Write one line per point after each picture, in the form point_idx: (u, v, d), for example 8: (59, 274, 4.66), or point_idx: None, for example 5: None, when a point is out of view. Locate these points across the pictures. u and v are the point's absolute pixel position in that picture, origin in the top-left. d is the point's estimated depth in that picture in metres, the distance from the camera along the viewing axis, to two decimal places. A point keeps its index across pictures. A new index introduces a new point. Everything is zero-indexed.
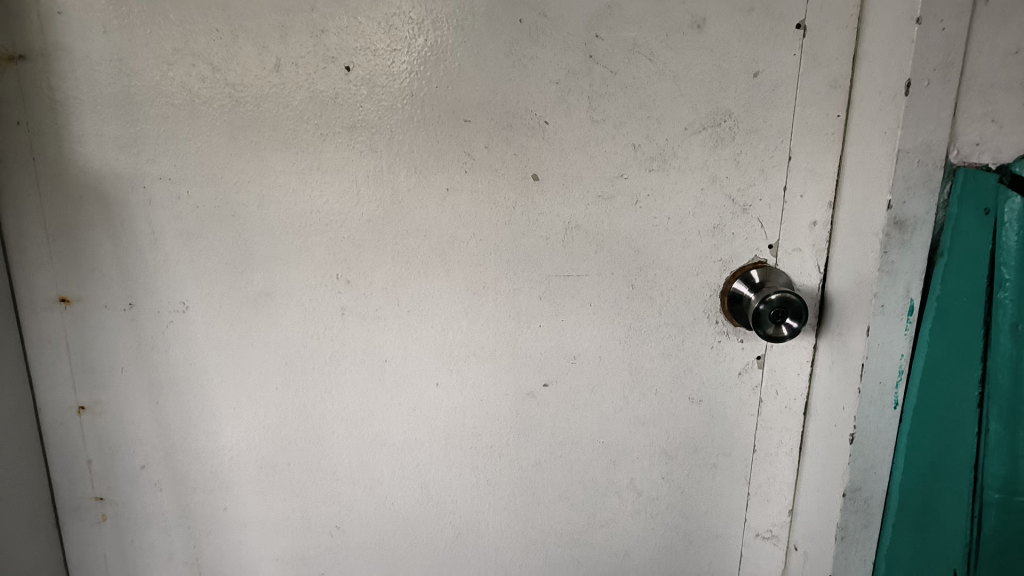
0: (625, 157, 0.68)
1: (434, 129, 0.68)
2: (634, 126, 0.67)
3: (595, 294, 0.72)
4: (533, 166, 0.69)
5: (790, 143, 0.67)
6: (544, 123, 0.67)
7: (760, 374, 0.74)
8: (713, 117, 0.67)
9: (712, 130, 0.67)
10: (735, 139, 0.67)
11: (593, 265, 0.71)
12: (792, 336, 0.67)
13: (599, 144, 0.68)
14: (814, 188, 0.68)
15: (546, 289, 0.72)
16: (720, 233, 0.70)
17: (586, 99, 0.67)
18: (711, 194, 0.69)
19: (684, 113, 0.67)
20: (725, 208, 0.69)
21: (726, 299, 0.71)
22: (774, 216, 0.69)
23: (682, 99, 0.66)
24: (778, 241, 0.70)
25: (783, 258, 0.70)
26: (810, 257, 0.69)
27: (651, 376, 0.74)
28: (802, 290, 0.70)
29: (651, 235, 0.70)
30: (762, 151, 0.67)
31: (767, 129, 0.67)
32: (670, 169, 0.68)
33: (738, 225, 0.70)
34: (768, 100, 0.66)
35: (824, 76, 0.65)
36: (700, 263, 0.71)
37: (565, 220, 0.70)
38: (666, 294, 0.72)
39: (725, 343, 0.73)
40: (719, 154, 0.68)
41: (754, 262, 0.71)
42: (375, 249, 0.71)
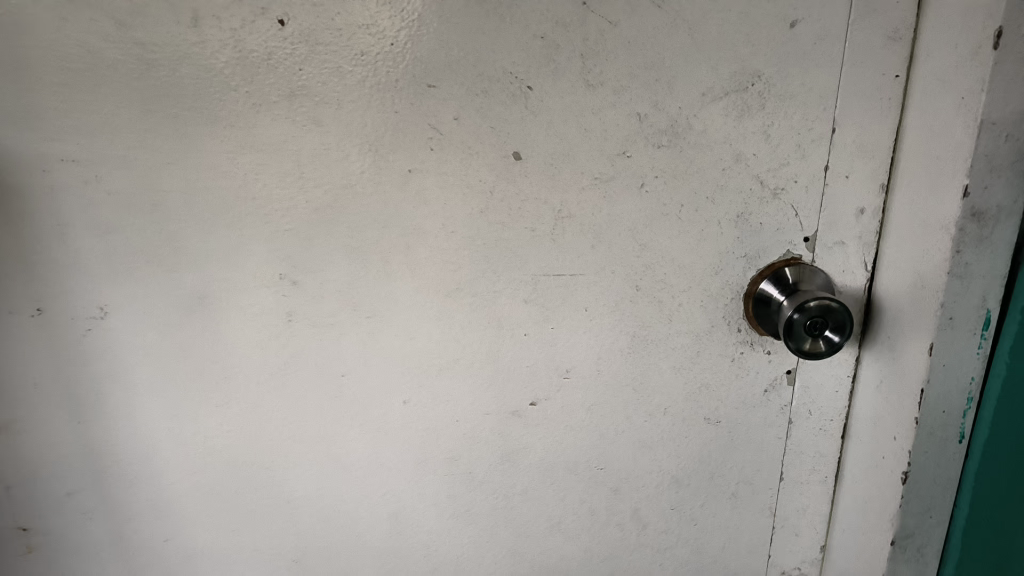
0: (629, 131, 0.55)
1: (391, 97, 0.55)
2: (638, 92, 0.54)
3: (592, 297, 0.60)
4: (515, 142, 0.56)
5: (834, 113, 0.54)
6: (527, 89, 0.54)
7: (791, 392, 0.62)
8: (738, 79, 0.53)
9: (737, 96, 0.54)
10: (764, 108, 0.54)
11: (589, 262, 0.59)
12: (830, 351, 0.55)
13: (595, 114, 0.55)
14: (863, 168, 0.55)
15: (534, 291, 0.60)
16: (744, 224, 0.57)
17: (579, 58, 0.53)
18: (734, 176, 0.56)
19: (701, 75, 0.54)
20: (751, 193, 0.56)
21: (751, 302, 0.59)
22: (812, 202, 0.57)
23: (699, 57, 0.53)
24: (816, 232, 0.57)
25: (823, 254, 0.58)
26: (855, 253, 0.57)
27: (659, 394, 0.62)
28: (844, 292, 0.58)
29: (660, 226, 0.57)
30: (799, 122, 0.54)
31: (805, 94, 0.53)
32: (684, 144, 0.55)
33: (768, 213, 0.57)
34: (808, 57, 0.53)
35: (881, 25, 0.51)
36: (719, 260, 0.58)
37: (555, 208, 0.57)
38: (678, 297, 0.59)
39: (749, 355, 0.61)
40: (745, 126, 0.54)
41: (786, 258, 0.58)
42: (325, 244, 0.59)
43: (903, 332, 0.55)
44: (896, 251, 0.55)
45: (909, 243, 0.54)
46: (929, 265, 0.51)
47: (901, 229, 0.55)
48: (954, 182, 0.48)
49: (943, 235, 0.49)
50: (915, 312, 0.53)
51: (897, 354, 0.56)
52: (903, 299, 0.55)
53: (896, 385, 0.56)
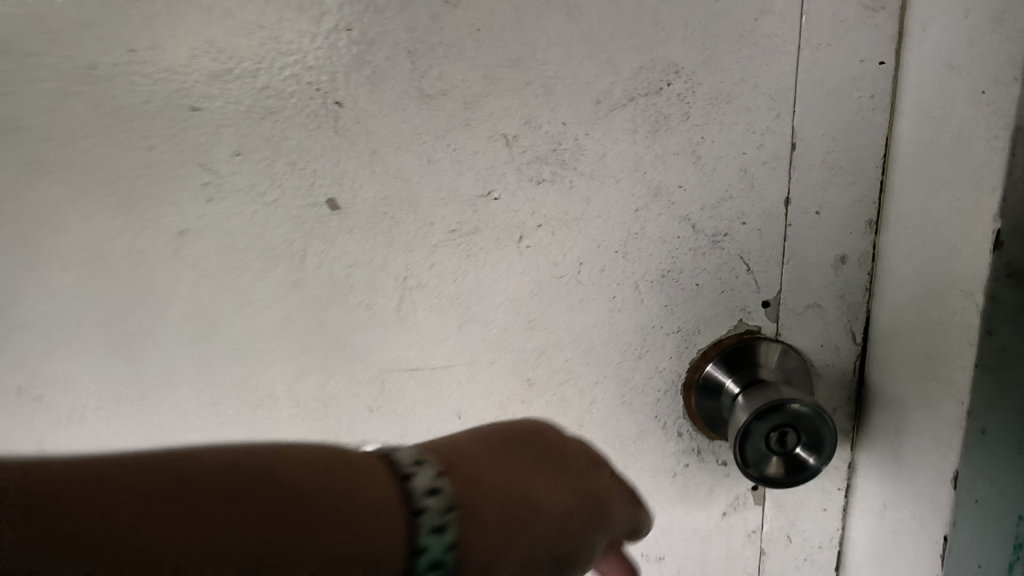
0: (493, 160, 0.37)
1: (144, 127, 0.37)
2: (502, 103, 0.36)
3: (464, 399, 0.41)
4: (328, 184, 0.37)
5: (792, 121, 0.37)
6: (336, 105, 0.36)
7: (760, 514, 0.44)
8: (647, 78, 0.36)
9: (647, 102, 0.36)
10: (688, 117, 0.36)
11: (457, 351, 0.41)
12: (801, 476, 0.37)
13: (441, 139, 0.37)
14: (840, 199, 0.38)
15: (381, 395, 0.42)
16: (674, 286, 0.39)
17: (407, 56, 0.35)
18: (652, 219, 0.38)
19: (592, 74, 0.36)
20: (680, 242, 0.39)
21: (695, 395, 0.41)
22: (769, 251, 0.39)
23: (587, 46, 0.35)
24: (778, 294, 0.40)
25: (789, 323, 0.40)
26: (836, 319, 0.40)
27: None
28: (826, 375, 0.41)
29: (552, 295, 0.39)
30: (741, 137, 0.37)
31: (747, 95, 0.36)
32: (574, 177, 0.37)
33: (706, 269, 0.39)
34: (746, 39, 0.35)
35: None
36: (642, 339, 0.40)
37: (397, 277, 0.39)
38: (588, 393, 0.41)
39: (696, 466, 0.43)
40: (663, 146, 0.37)
41: (739, 332, 0.40)
42: (79, 340, 0.41)
43: (909, 439, 0.37)
44: (894, 317, 0.38)
45: (912, 310, 0.36)
46: (943, 347, 0.34)
47: (898, 285, 0.37)
48: (977, 222, 0.31)
49: (962, 304, 0.32)
50: (925, 413, 0.36)
51: (904, 471, 0.38)
52: (908, 392, 0.37)
53: (904, 514, 0.38)
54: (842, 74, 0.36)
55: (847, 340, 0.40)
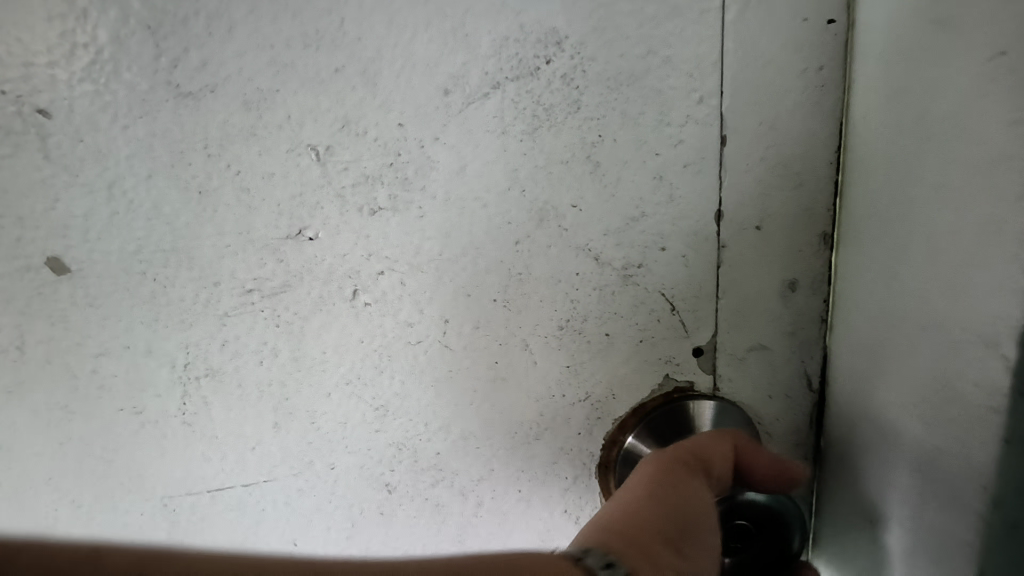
0: (300, 186, 0.25)
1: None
2: (303, 101, 0.24)
3: (300, 518, 0.30)
4: (44, 236, 0.24)
5: (720, 106, 0.26)
6: (39, 114, 0.23)
7: None
8: (516, 52, 0.25)
9: (519, 89, 0.25)
10: (578, 106, 0.26)
11: (279, 456, 0.28)
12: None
13: (216, 158, 0.24)
14: (785, 208, 0.28)
15: (178, 526, 0.29)
16: (577, 340, 0.29)
17: (144, 34, 0.23)
18: (539, 252, 0.27)
19: (436, 52, 0.24)
20: (579, 280, 0.28)
21: (615, 479, 0.30)
22: (697, 283, 0.29)
23: (424, 9, 0.24)
24: (713, 337, 0.30)
25: (728, 374, 0.30)
26: (787, 363, 0.30)
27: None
28: (778, 434, 0.31)
29: (408, 367, 0.28)
30: (651, 132, 0.26)
31: (657, 73, 0.26)
32: (425, 202, 0.26)
33: (618, 314, 0.29)
34: None
35: None
36: (538, 414, 0.29)
37: (177, 364, 0.26)
38: (470, 491, 0.30)
39: None
40: (546, 150, 0.26)
41: (665, 392, 0.30)
42: None
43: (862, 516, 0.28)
44: (851, 362, 0.28)
45: (875, 355, 0.26)
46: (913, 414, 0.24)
47: (857, 318, 0.28)
48: (957, 252, 0.21)
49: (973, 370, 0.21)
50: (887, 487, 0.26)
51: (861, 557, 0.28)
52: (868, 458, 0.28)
53: None
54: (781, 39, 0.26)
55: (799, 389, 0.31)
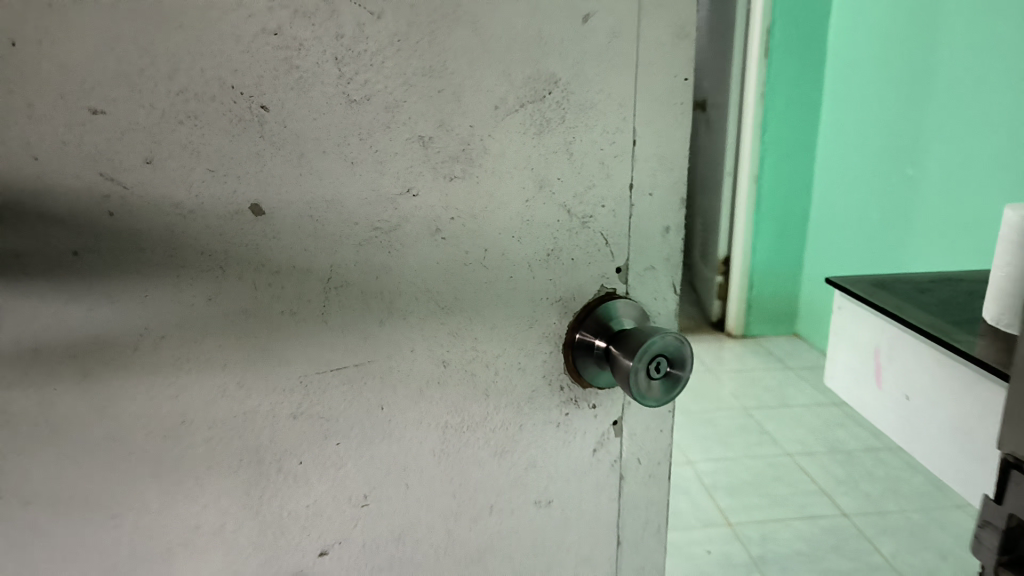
0: (411, 160, 0.40)
1: (30, 136, 0.32)
2: (418, 107, 0.40)
3: (387, 391, 0.43)
4: (250, 188, 0.37)
5: (634, 122, 0.46)
6: (260, 110, 0.36)
7: (619, 444, 0.53)
8: (533, 87, 0.43)
9: (534, 108, 0.43)
10: (564, 120, 0.44)
11: (379, 342, 0.42)
12: (668, 378, 0.46)
13: (365, 140, 0.39)
14: (665, 181, 0.49)
15: (303, 401, 0.41)
16: (555, 263, 0.47)
17: (331, 61, 0.37)
18: (540, 207, 0.45)
19: (493, 84, 0.41)
20: (559, 224, 0.46)
21: (576, 354, 0.49)
22: (620, 227, 0.48)
23: (487, 58, 0.41)
24: (628, 261, 0.49)
25: (635, 284, 0.50)
26: (664, 277, 0.51)
27: (481, 493, 0.48)
28: (659, 321, 0.52)
29: (463, 280, 0.44)
30: (600, 135, 0.45)
31: (604, 102, 0.45)
32: (480, 173, 0.42)
33: (579, 246, 0.47)
34: (603, 55, 0.44)
35: (667, 21, 0.45)
36: (532, 311, 0.47)
37: (324, 276, 0.39)
38: (491, 364, 0.46)
39: (575, 415, 0.50)
40: (545, 143, 0.44)
41: (601, 295, 0.49)
42: None
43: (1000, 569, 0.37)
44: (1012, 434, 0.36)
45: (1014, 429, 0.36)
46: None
47: None
48: None
49: None
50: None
51: None
52: (1011, 514, 0.37)
53: None
54: (663, 86, 0.47)
55: (671, 293, 0.52)
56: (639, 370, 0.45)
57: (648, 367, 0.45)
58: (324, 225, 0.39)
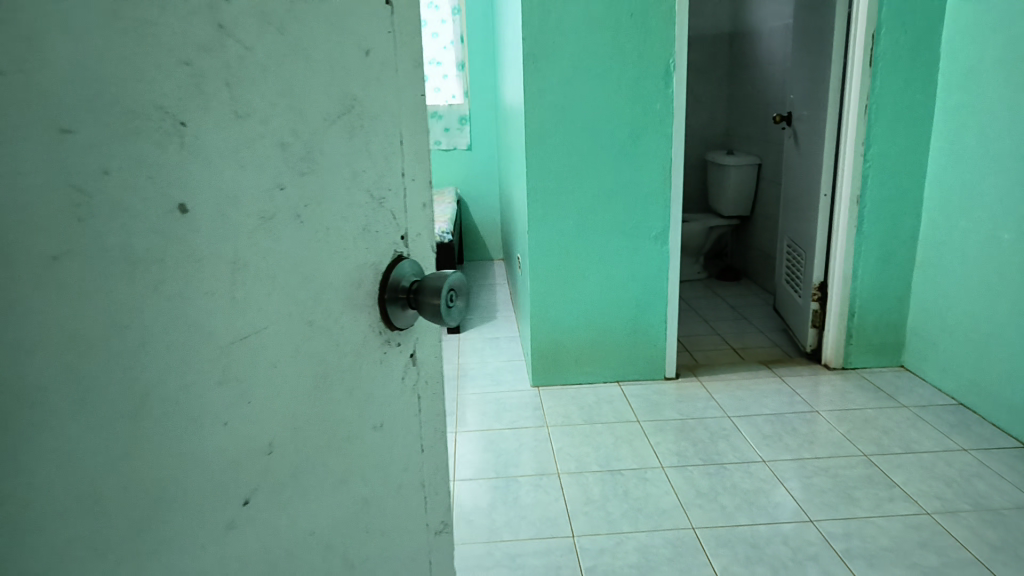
0: (279, 162, 0.51)
1: (13, 154, 0.35)
2: (279, 119, 0.51)
3: (278, 349, 0.53)
4: (177, 191, 0.44)
5: (399, 128, 0.63)
6: (181, 126, 0.44)
7: (413, 372, 0.69)
8: (343, 104, 0.57)
9: (345, 117, 0.57)
10: (363, 126, 0.59)
11: (272, 309, 0.52)
12: (459, 303, 0.66)
13: (247, 149, 0.49)
14: (419, 170, 0.66)
15: (225, 368, 0.49)
16: (367, 236, 0.61)
17: (226, 88, 0.47)
18: (356, 192, 0.59)
19: (321, 100, 0.54)
20: (367, 206, 0.61)
21: (389, 305, 0.64)
22: (403, 206, 0.65)
23: (316, 83, 0.54)
24: (408, 229, 0.66)
25: (415, 246, 0.68)
26: (427, 240, 0.70)
27: (343, 427, 0.61)
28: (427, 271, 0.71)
29: (314, 252, 0.56)
30: (381, 138, 0.61)
31: (382, 112, 0.61)
32: (319, 170, 0.55)
33: (381, 221, 0.62)
34: (378, 76, 0.60)
35: (410, 51, 0.64)
36: (358, 274, 0.61)
37: (231, 259, 0.48)
38: (332, 321, 0.58)
39: (389, 353, 0.66)
40: (353, 145, 0.58)
41: (393, 258, 0.65)
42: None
43: None
44: None
45: None
46: None
47: None
48: None
49: None
50: None
51: None
52: None
53: None
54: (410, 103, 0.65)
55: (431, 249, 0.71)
56: (443, 304, 0.64)
57: (447, 301, 0.64)
58: (229, 217, 0.48)
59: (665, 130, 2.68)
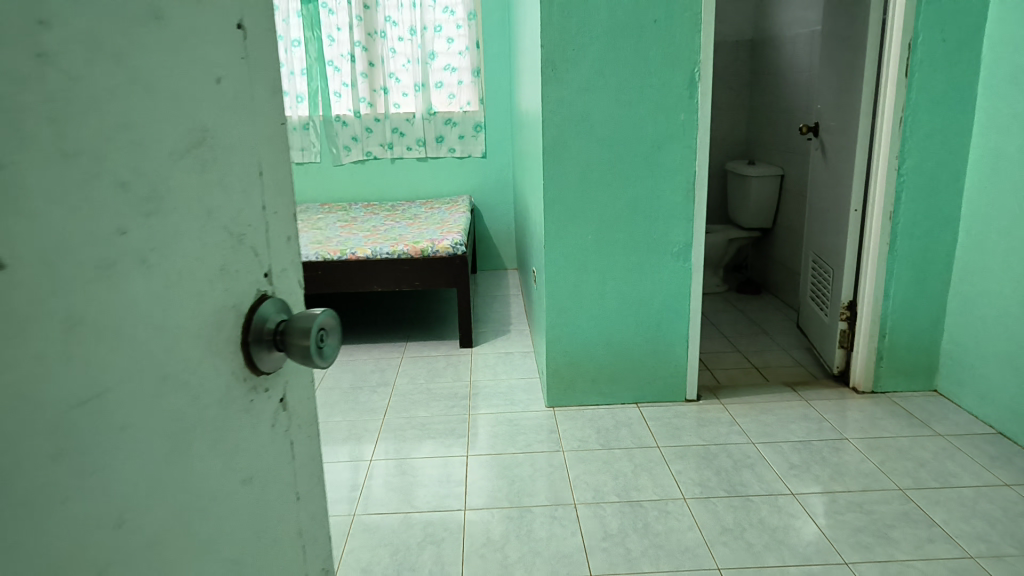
0: (115, 203, 0.44)
1: None
2: (110, 156, 0.43)
3: (129, 412, 0.45)
4: None
5: (259, 164, 0.61)
6: None
7: (282, 417, 0.68)
8: (193, 136, 0.52)
9: (195, 152, 0.52)
10: (215, 159, 0.54)
11: (116, 370, 0.44)
12: (329, 343, 0.63)
13: (78, 193, 0.41)
14: (275, 207, 0.65)
15: (62, 437, 0.40)
16: (226, 277, 0.57)
17: (49, 124, 0.39)
18: (211, 230, 0.54)
19: (165, 134, 0.49)
20: (225, 244, 0.56)
21: (256, 347, 0.61)
22: (263, 242, 0.63)
23: (158, 115, 0.48)
24: (271, 267, 0.64)
25: (278, 282, 0.66)
26: (292, 279, 0.70)
27: (208, 489, 0.54)
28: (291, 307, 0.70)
29: (166, 302, 0.49)
30: (231, 175, 0.57)
31: (236, 145, 0.58)
32: (166, 210, 0.49)
33: (239, 261, 0.59)
34: (228, 103, 0.57)
35: (263, 80, 0.62)
36: (218, 319, 0.56)
37: (61, 317, 0.40)
38: (195, 368, 0.53)
39: (256, 398, 0.63)
40: (203, 179, 0.53)
41: (258, 297, 0.62)
42: None
43: None
44: None
45: None
46: None
47: None
48: None
49: None
50: None
51: None
52: None
53: None
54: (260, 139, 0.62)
55: (295, 286, 0.71)
56: (313, 347, 0.61)
57: (317, 342, 0.61)
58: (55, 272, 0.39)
59: (689, 142, 2.58)
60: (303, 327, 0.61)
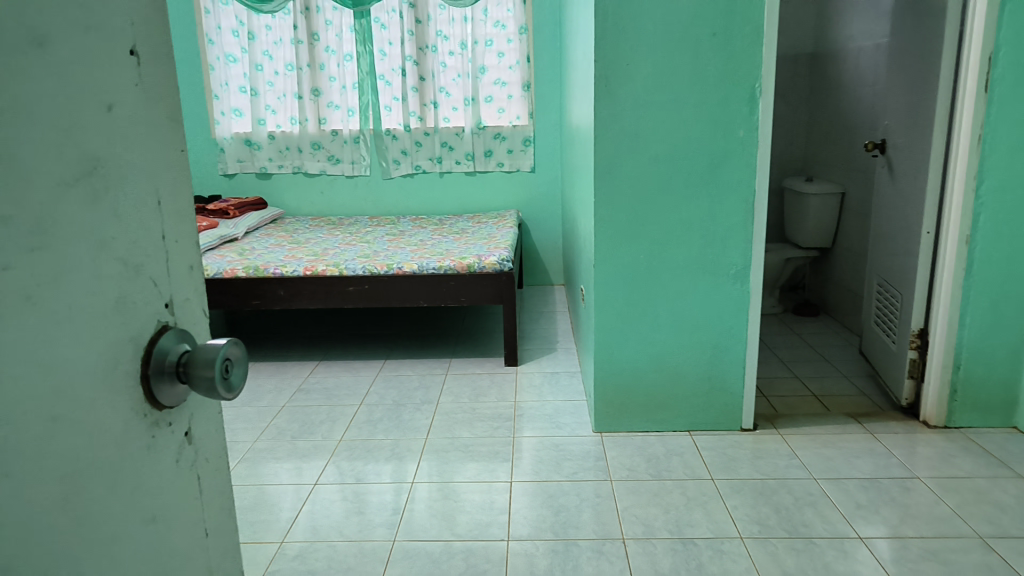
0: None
1: None
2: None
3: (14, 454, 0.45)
4: None
5: (156, 190, 0.60)
6: None
7: (190, 451, 0.66)
8: (82, 166, 0.51)
9: (84, 182, 0.51)
10: (105, 188, 0.54)
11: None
12: (235, 375, 0.62)
13: None
14: (177, 237, 0.63)
15: None
16: (124, 309, 0.56)
17: None
18: (105, 263, 0.54)
19: (49, 165, 0.48)
20: (120, 276, 0.56)
21: (154, 382, 0.59)
22: (164, 272, 0.62)
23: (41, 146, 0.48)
24: (172, 298, 0.63)
25: (180, 313, 0.64)
26: (196, 307, 0.68)
27: (105, 529, 0.53)
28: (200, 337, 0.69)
29: (55, 338, 0.49)
30: (127, 205, 0.56)
31: (129, 170, 0.56)
32: (52, 243, 0.49)
33: (138, 293, 0.58)
34: (120, 130, 0.55)
35: (160, 107, 0.61)
36: (113, 353, 0.55)
37: None
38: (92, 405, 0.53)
39: (159, 434, 0.61)
40: (97, 210, 0.53)
41: (159, 330, 0.61)
42: None
43: None
44: None
45: None
46: None
47: None
48: None
49: None
50: None
51: None
52: None
53: None
54: (157, 165, 0.60)
55: (199, 313, 0.69)
56: (218, 379, 0.59)
57: (222, 373, 0.60)
58: None
59: (749, 159, 2.46)
60: (209, 358, 0.59)
